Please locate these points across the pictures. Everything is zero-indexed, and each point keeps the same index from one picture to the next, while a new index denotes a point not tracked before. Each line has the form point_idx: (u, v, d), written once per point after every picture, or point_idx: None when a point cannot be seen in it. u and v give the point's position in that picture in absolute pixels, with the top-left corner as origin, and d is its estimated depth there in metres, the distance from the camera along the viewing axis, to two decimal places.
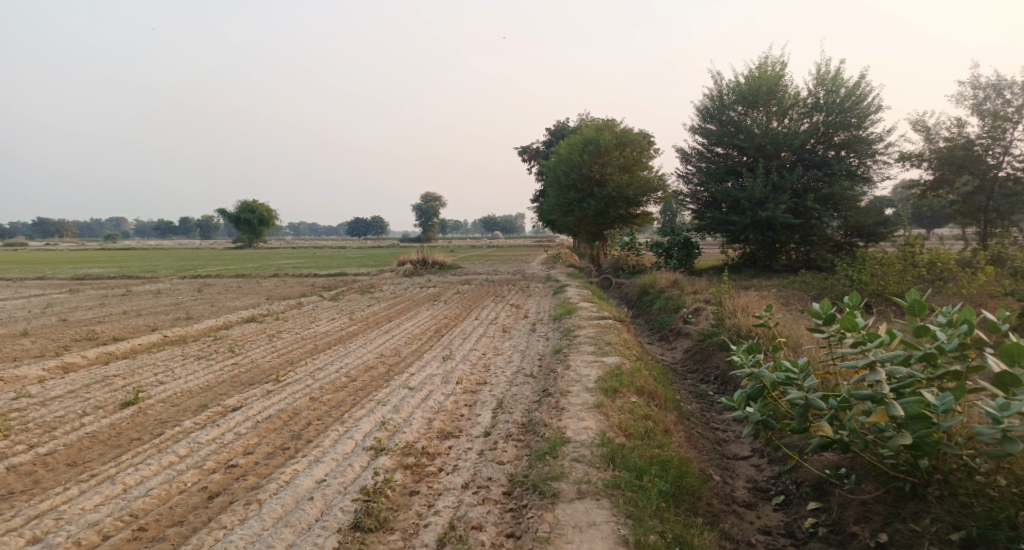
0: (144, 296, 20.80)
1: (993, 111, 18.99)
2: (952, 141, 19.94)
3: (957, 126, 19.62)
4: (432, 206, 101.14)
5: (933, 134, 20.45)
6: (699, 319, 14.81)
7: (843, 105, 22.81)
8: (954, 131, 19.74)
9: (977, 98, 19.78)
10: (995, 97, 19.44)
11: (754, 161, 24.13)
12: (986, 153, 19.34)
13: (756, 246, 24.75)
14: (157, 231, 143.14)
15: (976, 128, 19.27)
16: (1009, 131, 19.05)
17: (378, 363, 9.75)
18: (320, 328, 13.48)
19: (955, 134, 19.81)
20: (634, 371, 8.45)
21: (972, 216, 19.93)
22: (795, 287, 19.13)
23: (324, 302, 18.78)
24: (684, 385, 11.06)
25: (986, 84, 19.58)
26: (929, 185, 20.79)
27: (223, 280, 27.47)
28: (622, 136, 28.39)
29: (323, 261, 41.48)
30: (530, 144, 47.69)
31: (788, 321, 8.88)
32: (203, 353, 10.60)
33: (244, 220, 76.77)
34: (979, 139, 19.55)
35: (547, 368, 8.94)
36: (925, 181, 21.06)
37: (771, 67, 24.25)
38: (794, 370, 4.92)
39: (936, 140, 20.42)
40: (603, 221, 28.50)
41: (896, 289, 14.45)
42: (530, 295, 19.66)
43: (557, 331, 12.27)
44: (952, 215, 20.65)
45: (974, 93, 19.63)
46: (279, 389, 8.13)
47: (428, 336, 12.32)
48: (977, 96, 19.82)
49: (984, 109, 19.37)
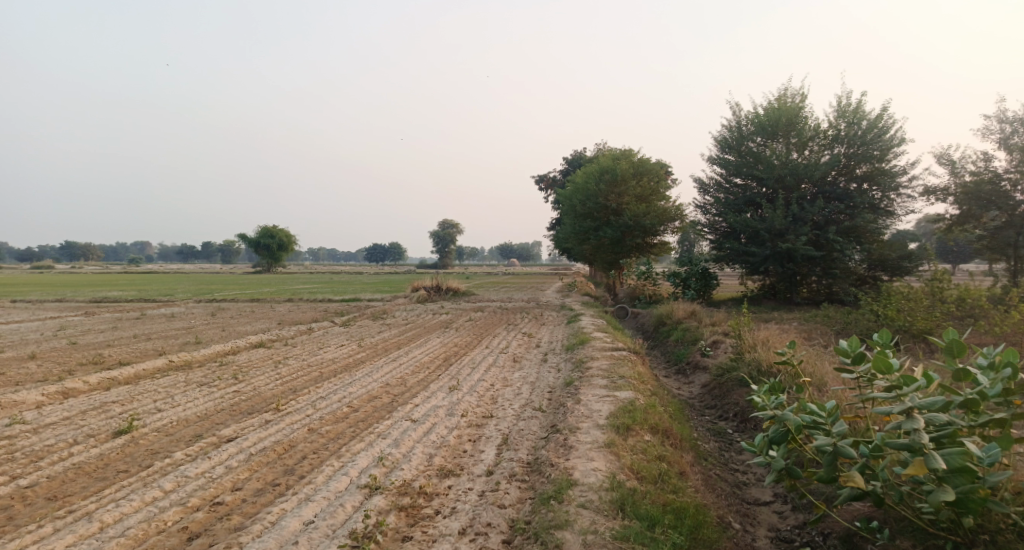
0: (157, 319, 20.76)
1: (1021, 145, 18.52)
2: (978, 175, 19.46)
3: (983, 160, 19.16)
4: (450, 233, 101.40)
5: (959, 168, 19.99)
6: (717, 352, 14.36)
7: (866, 137, 22.46)
8: (980, 165, 19.28)
9: (1004, 132, 19.33)
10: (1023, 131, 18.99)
11: (773, 192, 23.76)
12: (1014, 188, 18.83)
13: (776, 278, 24.25)
14: (179, 254, 145.01)
15: (1003, 162, 18.80)
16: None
17: (382, 393, 9.44)
18: (328, 355, 13.23)
19: (982, 168, 19.34)
20: (648, 407, 8.06)
21: (1000, 251, 19.33)
22: (817, 321, 18.61)
23: (335, 328, 18.57)
24: (701, 422, 10.61)
25: (1013, 117, 19.16)
26: (955, 219, 20.28)
27: (238, 304, 27.43)
28: (640, 166, 28.21)
29: (338, 287, 41.51)
30: (548, 173, 47.71)
31: (812, 358, 8.47)
32: (206, 379, 10.37)
33: (263, 245, 77.39)
34: (1006, 172, 19.03)
35: (557, 402, 8.57)
36: (951, 215, 20.54)
37: (792, 98, 24.02)
38: (822, 414, 4.52)
39: (961, 173, 19.95)
40: (619, 250, 28.16)
41: (923, 326, 13.91)
42: (543, 325, 19.31)
43: (569, 362, 11.90)
44: (979, 249, 20.04)
45: (1001, 126, 19.19)
46: (278, 418, 7.86)
47: (436, 365, 12.01)
48: (1004, 130, 19.37)
49: (1012, 143, 18.91)
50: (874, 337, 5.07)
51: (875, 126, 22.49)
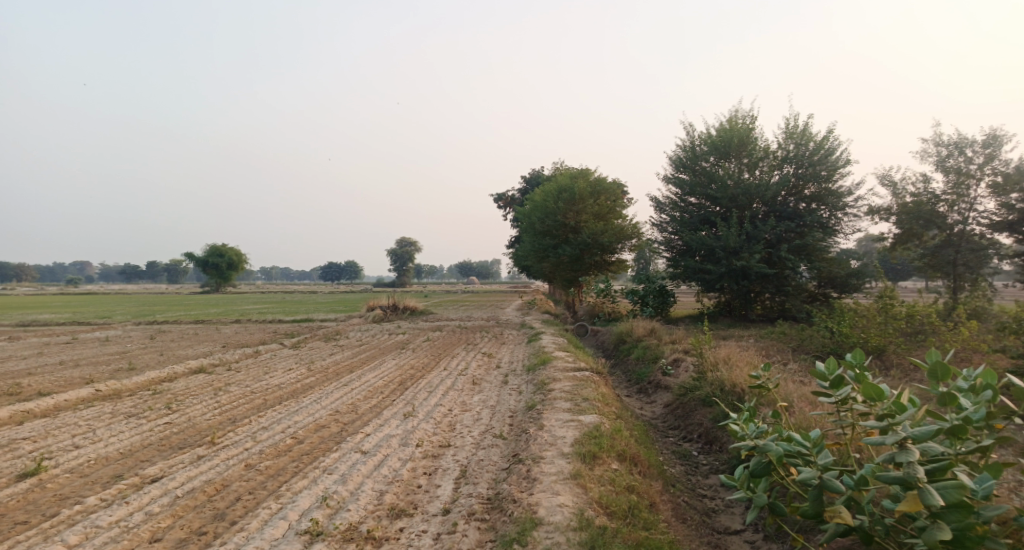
0: (91, 344, 19.48)
1: (957, 168, 19.04)
2: (918, 196, 19.92)
3: (922, 181, 19.64)
4: (407, 252, 100.29)
5: (901, 188, 20.42)
6: (677, 371, 14.10)
7: (814, 157, 22.88)
8: (919, 187, 19.75)
9: (940, 154, 19.78)
10: (958, 154, 19.45)
11: (727, 211, 23.92)
12: (952, 208, 19.33)
13: (731, 295, 24.33)
14: (123, 274, 139.41)
15: (940, 184, 19.31)
16: (974, 187, 19.06)
17: (330, 422, 8.78)
18: (273, 381, 12.43)
19: (921, 190, 19.81)
20: (614, 432, 7.63)
21: (942, 269, 19.66)
22: (773, 338, 18.60)
23: (283, 351, 17.68)
24: (666, 445, 10.25)
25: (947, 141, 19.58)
26: (899, 238, 20.68)
27: (180, 327, 26.12)
28: (597, 184, 28.17)
29: (290, 307, 40.18)
30: (506, 192, 47.50)
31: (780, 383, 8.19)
32: (135, 410, 9.52)
33: (212, 265, 74.99)
34: (944, 194, 19.54)
35: (518, 428, 8.06)
36: (894, 234, 20.94)
37: (743, 119, 24.35)
38: (807, 445, 4.13)
39: (903, 194, 20.40)
40: (578, 268, 27.96)
41: (876, 343, 13.93)
42: (502, 344, 18.79)
43: (530, 384, 11.43)
44: (922, 267, 20.36)
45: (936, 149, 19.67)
46: (211, 454, 7.14)
47: (389, 389, 11.37)
48: (940, 152, 19.78)
49: (949, 165, 19.41)
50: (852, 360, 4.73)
51: (822, 148, 22.84)
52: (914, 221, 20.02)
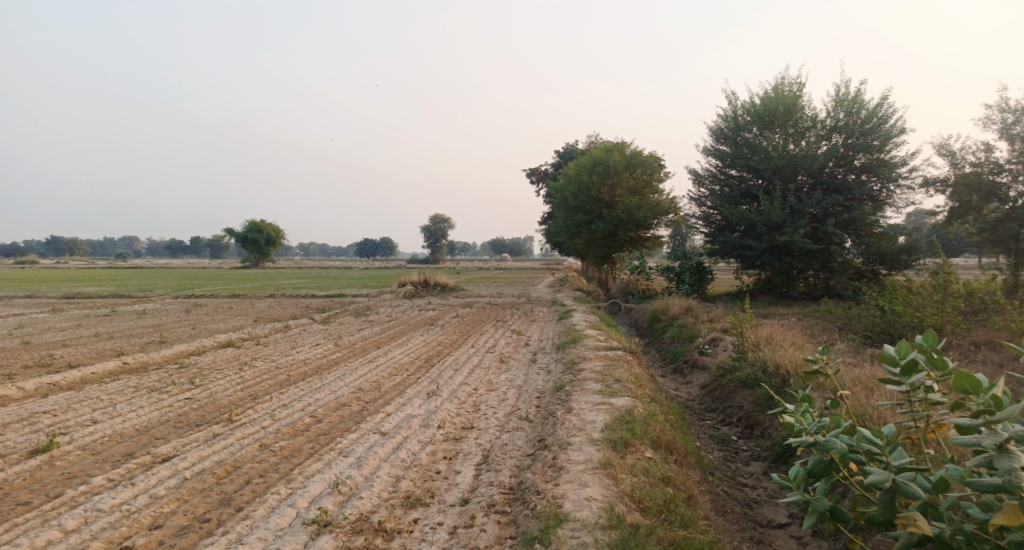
0: (127, 317, 19.68)
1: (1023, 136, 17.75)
2: (978, 167, 18.71)
3: (982, 151, 18.42)
4: (442, 228, 100.33)
5: (958, 158, 19.21)
6: (716, 351, 13.50)
7: (865, 126, 21.68)
8: (979, 156, 18.53)
9: (1005, 121, 18.50)
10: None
11: (770, 184, 22.89)
12: (1015, 179, 18.10)
13: (771, 272, 23.40)
14: (167, 249, 142.91)
15: (1004, 153, 18.07)
16: None
17: (352, 400, 8.49)
18: (299, 356, 12.23)
19: (982, 159, 18.59)
20: (648, 417, 7.15)
21: (1001, 245, 18.39)
22: (817, 317, 17.79)
23: (313, 326, 17.58)
24: (703, 429, 9.74)
25: (1015, 107, 18.36)
26: (953, 212, 19.50)
27: (215, 301, 26.32)
28: (633, 158, 27.35)
29: (325, 283, 40.38)
30: (540, 166, 46.73)
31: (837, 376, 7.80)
32: (158, 384, 9.38)
33: (251, 240, 76.09)
34: (1007, 163, 18.30)
35: (547, 410, 7.64)
36: (949, 208, 19.78)
37: (789, 86, 23.17)
38: (878, 443, 3.60)
39: (961, 165, 19.18)
40: (612, 244, 27.27)
41: (931, 322, 13.08)
42: (533, 321, 18.36)
43: (560, 362, 10.99)
44: (980, 243, 19.14)
45: (1001, 116, 18.38)
46: (227, 432, 6.89)
47: (416, 366, 11.05)
48: (1005, 120, 18.53)
49: (1013, 133, 18.15)
50: (924, 344, 4.20)
51: (874, 115, 21.68)
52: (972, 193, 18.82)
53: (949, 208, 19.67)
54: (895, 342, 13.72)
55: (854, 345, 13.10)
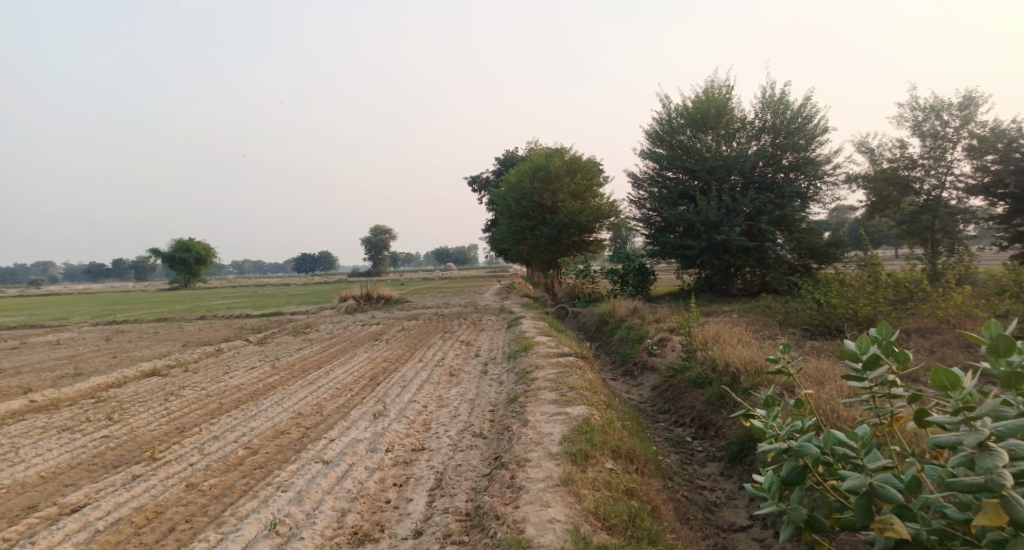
0: (43, 348, 18.29)
1: (934, 133, 18.55)
2: (895, 163, 19.48)
3: (899, 147, 19.18)
4: (382, 240, 98.74)
5: (878, 154, 19.92)
6: (664, 351, 13.43)
7: (791, 126, 22.33)
8: (896, 152, 19.30)
9: (917, 118, 19.27)
10: (934, 117, 18.93)
11: (706, 184, 23.24)
12: (930, 173, 18.90)
13: (710, 270, 23.73)
14: (89, 273, 135.49)
15: (917, 149, 18.84)
16: (951, 150, 18.59)
17: (292, 426, 7.91)
18: (234, 382, 11.47)
19: (898, 155, 19.36)
20: (605, 425, 6.86)
21: (920, 235, 19.12)
22: (757, 313, 18.06)
23: (249, 347, 16.70)
24: (657, 431, 9.56)
25: (924, 104, 19.08)
26: (874, 206, 20.24)
27: (142, 326, 24.85)
28: (572, 163, 27.40)
29: (263, 301, 38.84)
30: (480, 175, 46.47)
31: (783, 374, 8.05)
32: (73, 423, 8.54)
33: (180, 260, 72.84)
34: (922, 158, 19.05)
35: (501, 425, 7.26)
36: (869, 203, 20.55)
37: (719, 89, 23.64)
38: (853, 446, 3.35)
39: (880, 161, 19.91)
40: (555, 249, 27.19)
41: (866, 313, 13.38)
42: (480, 331, 17.97)
43: (511, 372, 10.65)
44: (901, 234, 19.87)
45: (913, 114, 19.13)
46: (149, 472, 6.25)
47: (360, 385, 10.49)
48: (917, 117, 19.27)
49: (926, 130, 18.91)
50: (881, 337, 4.00)
51: (800, 115, 22.34)
52: (892, 187, 19.53)
53: (870, 202, 20.39)
54: (833, 334, 13.98)
55: (796, 339, 13.25)
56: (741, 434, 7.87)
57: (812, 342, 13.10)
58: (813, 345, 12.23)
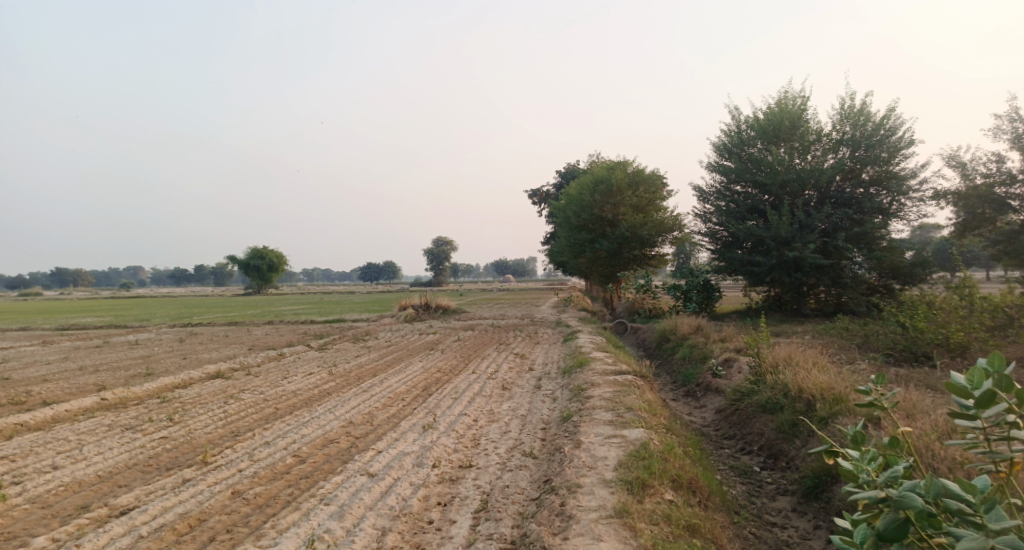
0: (120, 347, 19.09)
1: None
2: (989, 178, 18.13)
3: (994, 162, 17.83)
4: (445, 250, 99.94)
5: (969, 169, 18.55)
6: (730, 372, 12.77)
7: (871, 139, 21.16)
8: (990, 167, 17.95)
9: (1015, 131, 17.92)
10: None
11: (777, 199, 22.28)
12: None
13: (781, 289, 22.68)
14: (169, 277, 142.61)
15: (1015, 163, 17.47)
16: None
17: (341, 435, 7.82)
18: (290, 387, 11.56)
19: (993, 170, 18.01)
20: (665, 451, 6.44)
21: (1016, 257, 17.69)
22: (832, 335, 17.03)
23: (309, 352, 16.93)
24: (721, 458, 9.01)
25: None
26: (964, 224, 18.88)
27: (212, 329, 25.71)
28: (636, 176, 26.85)
29: (326, 307, 39.62)
30: (542, 187, 46.30)
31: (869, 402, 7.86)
32: (134, 422, 8.72)
33: (253, 266, 75.68)
34: (1020, 174, 17.67)
35: (553, 445, 6.95)
36: (958, 221, 19.19)
37: (793, 100, 22.69)
38: (970, 500, 2.86)
39: (972, 176, 18.58)
40: (617, 263, 26.63)
41: (957, 339, 12.36)
42: (537, 344, 17.64)
43: (567, 389, 10.30)
44: (994, 255, 18.43)
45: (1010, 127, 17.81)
46: (198, 477, 6.24)
47: (413, 395, 10.35)
48: (1015, 129, 17.93)
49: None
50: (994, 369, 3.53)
51: (882, 127, 21.12)
52: (984, 204, 18.12)
53: (959, 220, 19.02)
54: (918, 361, 12.98)
55: (876, 365, 12.33)
56: (817, 467, 7.37)
57: (894, 368, 12.17)
58: (896, 373, 11.34)
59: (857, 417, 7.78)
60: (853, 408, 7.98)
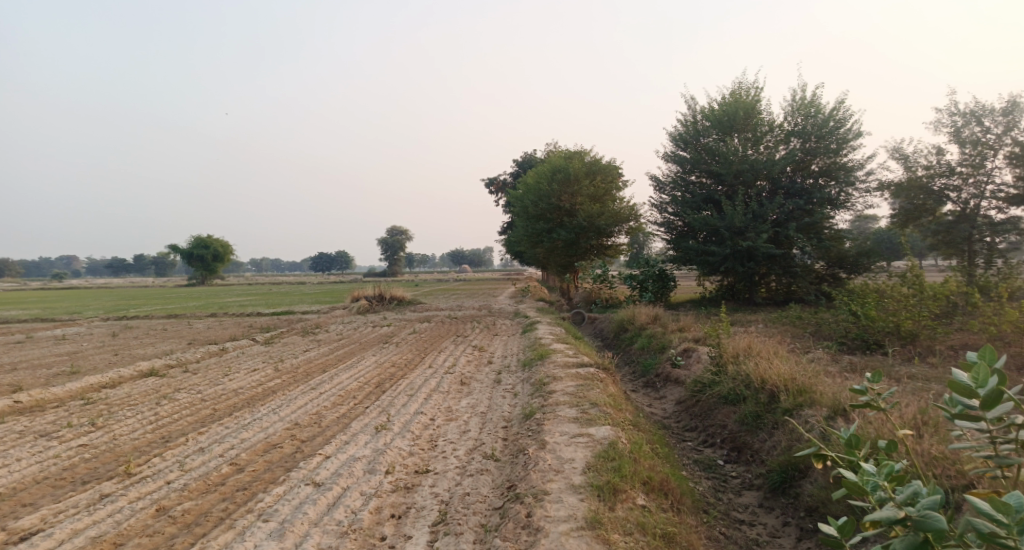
0: (47, 343, 17.84)
1: (973, 139, 17.50)
2: (931, 169, 18.43)
3: (935, 154, 18.11)
4: (398, 240, 98.60)
5: (911, 161, 18.84)
6: (689, 363, 12.56)
7: (822, 130, 21.32)
8: (932, 159, 18.24)
9: (954, 124, 18.24)
10: (975, 123, 17.88)
11: (731, 189, 22.29)
12: (968, 181, 17.81)
13: (734, 278, 22.77)
14: (110, 267, 137.10)
15: (955, 156, 17.78)
16: (990, 158, 17.53)
17: (286, 439, 7.19)
18: (231, 385, 10.80)
19: (934, 162, 18.30)
20: (633, 450, 6.06)
21: (955, 246, 18.06)
22: (785, 323, 17.06)
23: (254, 347, 16.07)
24: (685, 452, 8.73)
25: (964, 109, 18.08)
26: (907, 215, 19.17)
27: (151, 322, 24.39)
28: (592, 165, 26.60)
29: (275, 299, 38.27)
30: (497, 176, 45.76)
31: (834, 392, 7.65)
32: (53, 427, 7.91)
33: (198, 256, 73.08)
34: (959, 166, 18.00)
35: (515, 446, 6.50)
36: (900, 212, 19.52)
37: (746, 91, 22.70)
38: (999, 522, 2.50)
39: (914, 168, 18.86)
40: (573, 253, 26.36)
41: (907, 328, 12.41)
42: (494, 335, 17.18)
43: (527, 383, 9.87)
44: (934, 245, 18.78)
45: (950, 120, 18.11)
46: (119, 492, 5.58)
47: (364, 392, 9.76)
48: (955, 122, 18.26)
49: (964, 136, 17.89)
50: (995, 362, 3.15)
51: (831, 119, 21.31)
52: (925, 195, 18.45)
53: (902, 210, 19.32)
54: (871, 350, 13.01)
55: (831, 354, 12.28)
56: (785, 462, 7.12)
57: (850, 357, 12.13)
58: (852, 362, 11.28)
59: (823, 408, 7.56)
60: (818, 399, 7.75)
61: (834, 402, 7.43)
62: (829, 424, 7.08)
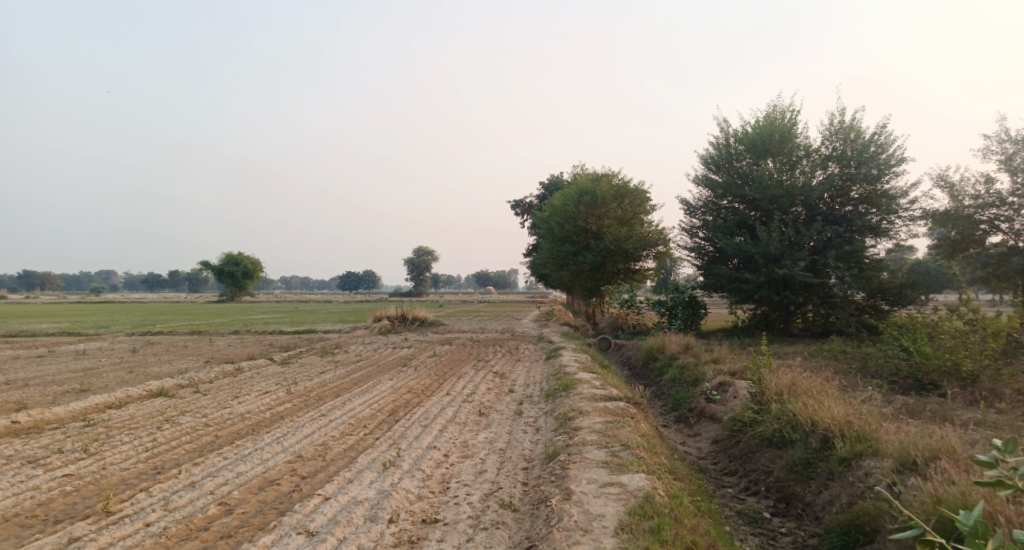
0: (64, 357, 17.58)
1: None
2: (979, 199, 17.33)
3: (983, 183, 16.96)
4: (424, 261, 98.43)
5: (958, 189, 17.78)
6: (725, 398, 11.65)
7: (863, 155, 20.34)
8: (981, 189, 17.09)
9: (1006, 152, 17.16)
10: None
11: (768, 214, 21.35)
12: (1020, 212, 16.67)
13: (768, 307, 21.75)
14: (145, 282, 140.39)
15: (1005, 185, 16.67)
16: None
17: (284, 475, 6.52)
18: (238, 409, 10.23)
19: (983, 192, 17.18)
20: (673, 506, 5.30)
21: (1007, 280, 16.91)
22: (826, 357, 16.04)
23: (269, 367, 15.55)
24: (726, 500, 7.85)
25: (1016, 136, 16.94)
26: (953, 245, 17.87)
27: (171, 338, 24.11)
28: (621, 188, 25.91)
29: (299, 318, 37.94)
30: (523, 199, 45.26)
31: (900, 442, 6.80)
32: (40, 452, 7.38)
33: (227, 273, 73.65)
34: (1010, 196, 16.91)
35: (538, 493, 5.76)
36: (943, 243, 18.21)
37: (782, 114, 21.84)
38: None
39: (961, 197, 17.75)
40: (600, 277, 25.55)
41: (966, 367, 11.34)
42: (517, 361, 16.43)
43: (550, 417, 9.12)
44: (984, 277, 17.61)
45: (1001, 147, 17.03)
46: (89, 536, 4.99)
47: (377, 422, 9.10)
48: (1006, 150, 17.17)
49: (1017, 164, 16.81)
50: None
51: (873, 144, 20.32)
52: (972, 226, 17.31)
53: (948, 241, 18.01)
54: (924, 390, 11.97)
55: (881, 393, 11.28)
56: (845, 521, 6.29)
57: (902, 398, 11.12)
58: (905, 403, 10.31)
59: (887, 460, 6.72)
60: (881, 449, 6.90)
61: (901, 454, 6.60)
62: (897, 481, 6.25)
